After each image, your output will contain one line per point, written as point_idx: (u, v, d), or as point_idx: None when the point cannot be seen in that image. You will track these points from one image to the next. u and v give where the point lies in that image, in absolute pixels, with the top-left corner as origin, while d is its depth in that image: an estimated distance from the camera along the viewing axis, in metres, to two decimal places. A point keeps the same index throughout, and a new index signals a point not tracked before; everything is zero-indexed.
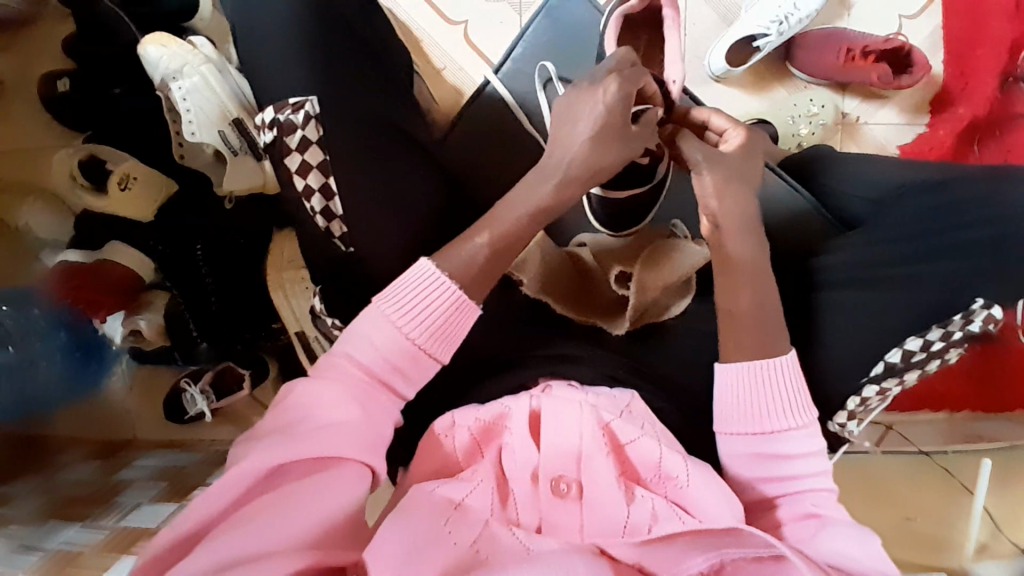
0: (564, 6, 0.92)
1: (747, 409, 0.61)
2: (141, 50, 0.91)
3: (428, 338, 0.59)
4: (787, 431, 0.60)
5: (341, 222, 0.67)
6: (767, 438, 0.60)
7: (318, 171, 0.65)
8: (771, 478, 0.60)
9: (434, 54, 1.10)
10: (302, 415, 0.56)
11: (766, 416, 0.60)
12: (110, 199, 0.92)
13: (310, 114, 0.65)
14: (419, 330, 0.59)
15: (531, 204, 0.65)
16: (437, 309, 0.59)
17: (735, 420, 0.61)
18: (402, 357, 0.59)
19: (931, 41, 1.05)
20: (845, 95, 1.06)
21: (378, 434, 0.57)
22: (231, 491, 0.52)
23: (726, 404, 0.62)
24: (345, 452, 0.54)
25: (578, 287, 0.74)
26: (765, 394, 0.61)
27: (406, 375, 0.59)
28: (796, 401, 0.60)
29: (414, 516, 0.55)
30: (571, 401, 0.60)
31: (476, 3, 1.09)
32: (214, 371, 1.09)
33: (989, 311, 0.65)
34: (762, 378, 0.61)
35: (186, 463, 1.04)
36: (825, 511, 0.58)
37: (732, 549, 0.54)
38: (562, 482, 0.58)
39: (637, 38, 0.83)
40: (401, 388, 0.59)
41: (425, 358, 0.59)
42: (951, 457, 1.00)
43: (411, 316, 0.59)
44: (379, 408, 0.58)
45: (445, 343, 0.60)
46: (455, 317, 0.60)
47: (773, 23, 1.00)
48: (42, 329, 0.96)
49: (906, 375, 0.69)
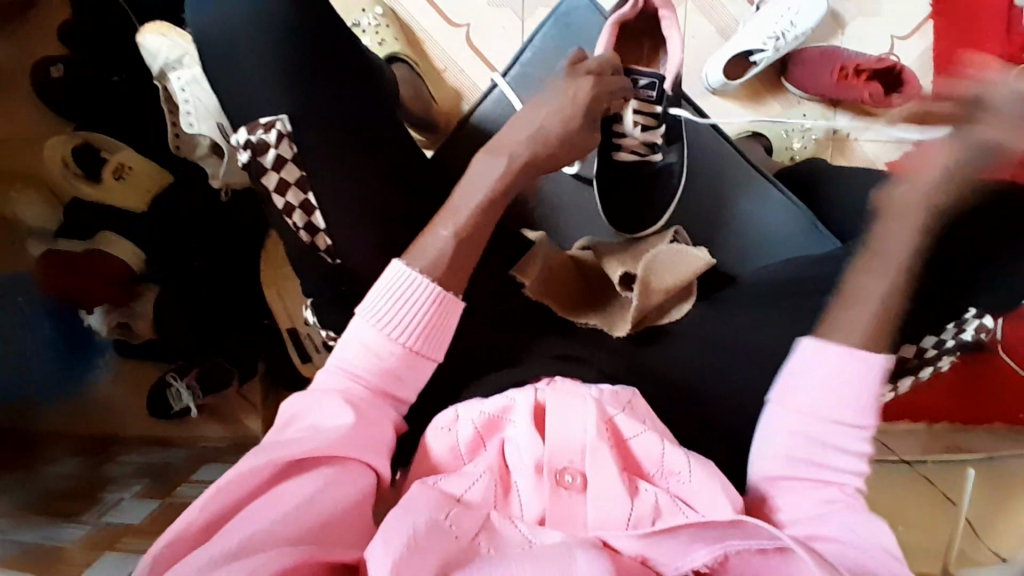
0: (574, 13, 0.87)
1: (816, 394, 0.60)
2: (139, 38, 0.90)
3: (417, 339, 0.60)
4: (846, 424, 0.59)
5: (325, 235, 0.68)
6: (827, 426, 0.59)
7: (297, 188, 0.67)
8: (807, 468, 0.60)
9: (436, 56, 1.10)
10: (307, 425, 0.56)
11: (834, 402, 0.59)
12: (106, 187, 0.92)
13: (282, 132, 0.65)
14: (403, 334, 0.60)
15: (485, 188, 0.65)
16: (421, 307, 0.61)
17: (803, 400, 0.60)
18: (391, 362, 0.60)
19: (921, 62, 1.08)
20: (838, 112, 1.08)
21: (378, 436, 0.57)
22: (242, 487, 0.51)
23: (798, 381, 0.61)
24: (350, 452, 0.55)
25: (576, 288, 0.76)
26: (838, 381, 0.59)
27: (402, 378, 0.61)
28: (867, 397, 0.59)
29: (415, 506, 0.54)
30: (575, 395, 0.62)
31: (479, 8, 1.10)
32: (201, 367, 1.07)
33: (979, 320, 0.69)
34: (850, 369, 0.59)
35: (171, 459, 1.03)
36: (843, 501, 0.58)
37: (735, 539, 0.54)
38: (566, 474, 0.58)
39: (640, 44, 0.85)
40: (396, 392, 0.61)
41: (417, 359, 0.61)
42: (933, 467, 1.03)
43: (398, 320, 0.60)
44: (379, 415, 0.58)
45: (431, 342, 0.61)
46: (439, 313, 0.62)
47: (770, 40, 1.02)
48: (30, 320, 0.95)
49: (901, 380, 0.74)
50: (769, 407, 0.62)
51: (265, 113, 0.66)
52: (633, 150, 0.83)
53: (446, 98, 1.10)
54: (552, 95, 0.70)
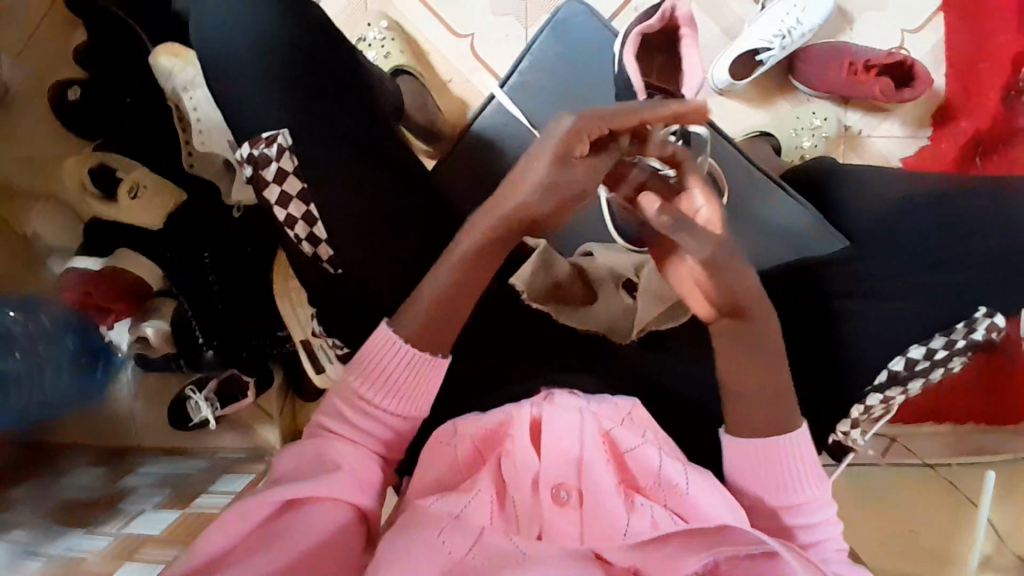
0: (572, 21, 0.86)
1: (761, 479, 0.61)
2: (154, 60, 0.92)
3: (398, 403, 0.62)
4: (790, 481, 0.60)
5: (327, 245, 0.69)
6: (774, 493, 0.60)
7: (299, 201, 0.68)
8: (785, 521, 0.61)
9: (441, 67, 1.11)
10: (292, 472, 0.58)
11: (766, 477, 0.60)
12: (123, 208, 0.94)
13: (284, 146, 0.66)
14: (385, 398, 0.62)
15: (465, 260, 0.61)
16: (400, 371, 0.62)
17: (744, 483, 0.61)
18: (372, 420, 0.62)
19: (932, 57, 1.06)
20: (849, 108, 1.07)
21: (368, 480, 0.60)
22: (245, 519, 0.53)
23: (739, 471, 0.62)
24: (337, 492, 0.57)
25: (582, 296, 0.75)
26: (763, 460, 0.60)
27: (386, 439, 0.63)
28: (788, 459, 0.60)
29: (415, 525, 0.56)
30: (571, 408, 0.62)
31: (482, 16, 1.11)
32: (219, 380, 1.08)
33: (992, 320, 0.65)
34: (781, 454, 0.60)
35: (191, 470, 1.05)
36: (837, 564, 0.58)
37: (726, 547, 0.53)
38: (563, 490, 0.59)
39: (653, 58, 0.79)
40: (381, 447, 0.63)
41: (400, 420, 0.63)
42: (956, 469, 1.01)
43: (379, 386, 0.62)
44: (364, 466, 0.60)
45: (412, 400, 0.63)
46: (420, 375, 0.63)
47: (776, 38, 1.01)
48: (50, 335, 0.96)
49: (910, 384, 0.68)
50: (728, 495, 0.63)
51: (269, 126, 0.66)
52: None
53: (451, 108, 1.12)
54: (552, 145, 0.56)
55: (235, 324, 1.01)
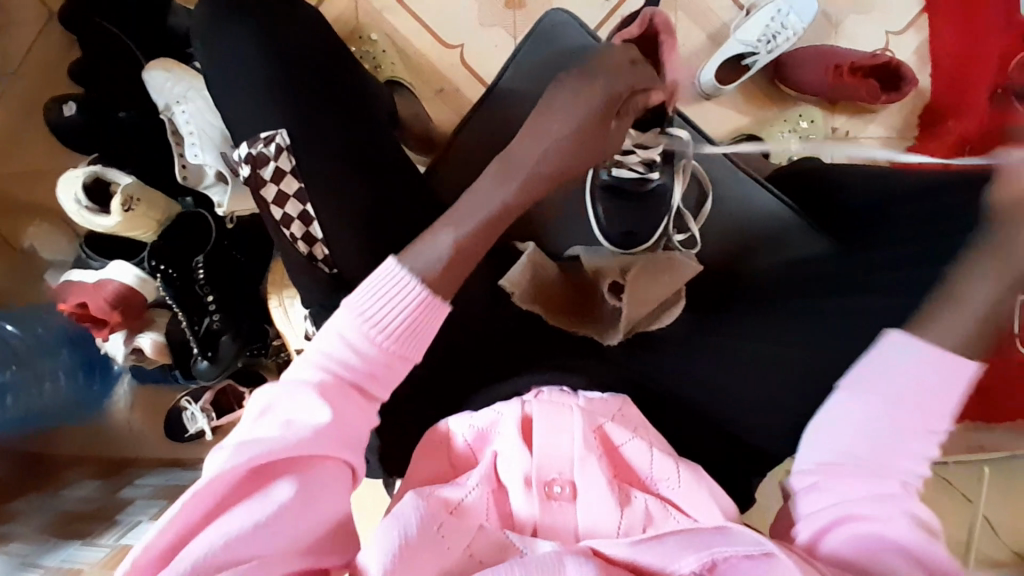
0: (554, 30, 0.92)
1: (892, 391, 0.55)
2: (147, 74, 0.95)
3: (395, 343, 0.59)
4: (911, 423, 0.54)
5: (323, 245, 0.70)
6: (890, 420, 0.54)
7: (295, 201, 0.70)
8: (854, 457, 0.55)
9: (433, 77, 1.13)
10: (282, 417, 0.55)
11: (902, 399, 0.54)
12: (118, 221, 0.89)
13: (281, 146, 0.70)
14: (385, 335, 0.59)
15: (493, 203, 0.62)
16: (401, 313, 0.59)
17: (878, 393, 0.55)
18: (369, 356, 0.59)
19: (919, 56, 1.07)
20: (837, 112, 1.08)
21: (356, 433, 0.58)
22: (234, 476, 0.52)
23: (877, 379, 0.55)
24: (328, 450, 0.55)
25: (568, 299, 0.76)
26: (909, 386, 0.54)
27: (378, 380, 0.59)
28: (938, 402, 0.54)
29: (416, 509, 0.56)
30: (562, 406, 0.63)
31: (471, 26, 1.12)
32: (213, 391, 1.09)
33: None
34: (929, 369, 0.54)
35: (187, 480, 1.05)
36: (901, 503, 0.53)
37: (722, 547, 0.54)
38: (556, 485, 0.60)
39: None
40: (371, 390, 0.59)
41: (394, 360, 0.60)
42: (953, 468, 0.99)
43: (377, 320, 0.59)
44: (356, 409, 0.58)
45: (411, 343, 0.60)
46: (421, 317, 0.60)
47: (761, 42, 1.03)
48: (49, 346, 0.99)
49: None
50: (843, 398, 0.57)
51: (266, 128, 0.70)
52: (631, 167, 0.77)
53: (443, 118, 1.13)
54: (568, 105, 0.64)
55: (250, 318, 1.02)
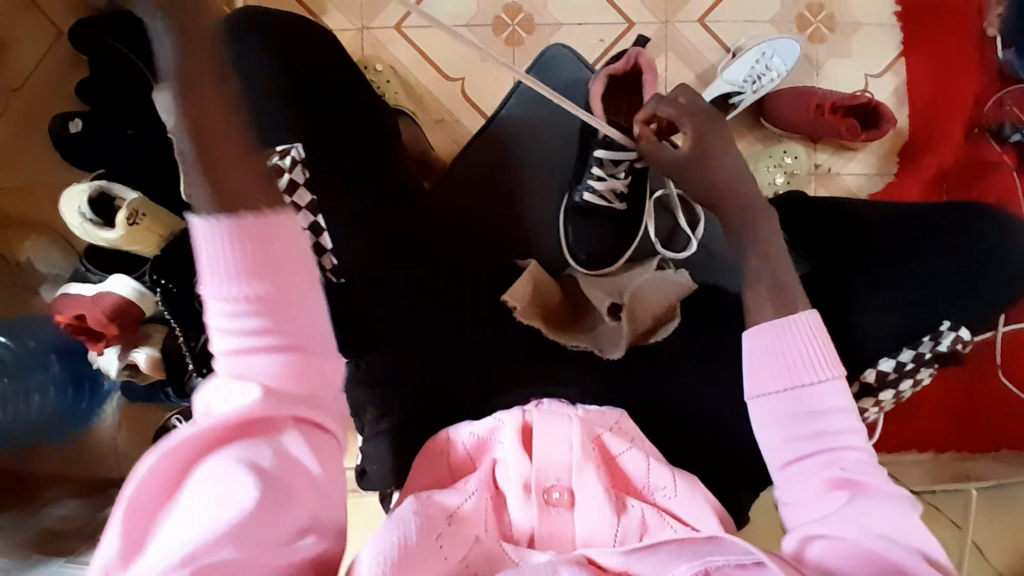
0: (556, 60, 0.93)
1: (774, 371, 0.61)
2: (158, 95, 0.98)
3: (255, 283, 0.52)
4: (810, 387, 0.60)
5: (330, 255, 0.71)
6: (793, 398, 0.60)
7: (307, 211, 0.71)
8: (797, 442, 0.60)
9: (433, 106, 1.17)
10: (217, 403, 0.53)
11: (788, 374, 0.61)
12: (122, 234, 0.90)
13: (297, 159, 0.71)
14: (238, 282, 0.52)
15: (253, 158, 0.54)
16: (240, 255, 0.52)
17: (760, 380, 0.62)
18: (245, 311, 0.52)
19: (896, 96, 1.14)
20: (818, 149, 1.13)
21: (300, 386, 0.54)
22: (181, 455, 0.50)
23: (756, 367, 0.63)
24: (280, 414, 0.53)
25: (564, 316, 0.78)
26: (796, 358, 0.61)
27: (273, 322, 0.53)
28: (818, 356, 0.61)
29: (409, 518, 0.56)
30: (561, 416, 0.65)
31: (472, 59, 1.16)
32: None
33: (957, 332, 0.71)
34: (788, 335, 0.62)
35: None
36: (861, 478, 0.57)
37: (715, 556, 0.54)
38: (554, 491, 0.61)
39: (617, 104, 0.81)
40: (280, 335, 0.53)
41: (268, 294, 0.52)
42: (939, 494, 1.01)
43: (227, 278, 0.52)
44: (270, 364, 0.53)
45: (268, 268, 0.52)
46: (254, 244, 0.52)
47: (746, 83, 1.08)
48: (38, 360, 0.97)
49: (880, 395, 0.73)
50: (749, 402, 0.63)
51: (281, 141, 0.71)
52: (602, 195, 0.79)
53: (442, 146, 1.16)
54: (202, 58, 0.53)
55: None
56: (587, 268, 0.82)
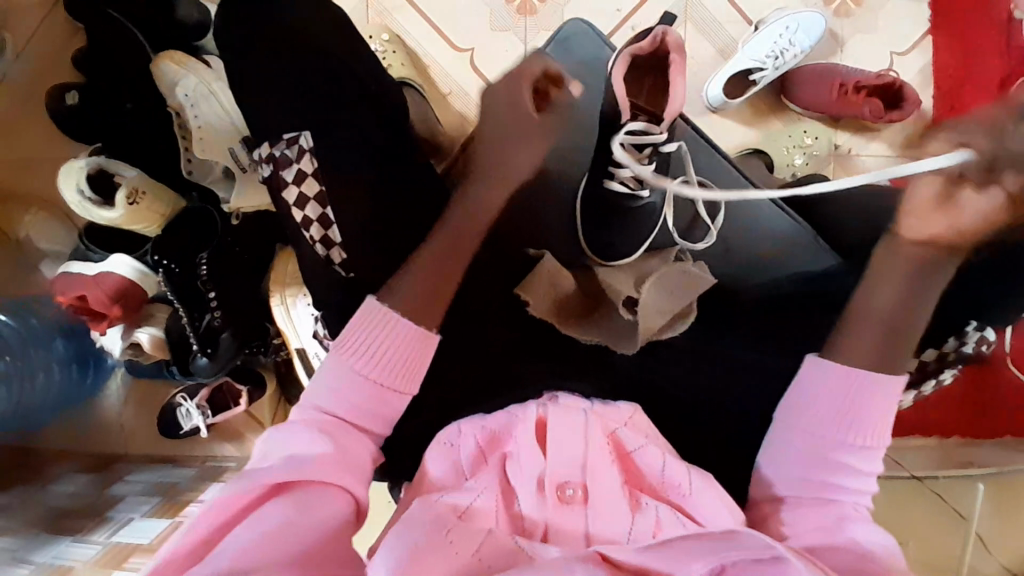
0: (574, 38, 0.89)
1: (830, 413, 0.63)
2: (155, 67, 0.93)
3: (387, 375, 0.62)
4: (854, 441, 0.62)
5: (340, 249, 0.71)
6: (832, 442, 0.62)
7: (315, 203, 0.71)
8: (810, 480, 0.63)
9: (440, 79, 1.12)
10: (280, 450, 0.57)
11: (843, 423, 0.63)
12: (122, 214, 0.88)
13: (304, 148, 0.71)
14: (372, 369, 0.62)
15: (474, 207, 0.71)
16: (388, 344, 0.62)
17: (811, 419, 0.64)
18: (360, 395, 0.61)
19: (921, 76, 1.09)
20: (839, 129, 1.09)
21: (356, 463, 0.59)
22: (250, 490, 0.54)
23: (813, 403, 0.64)
24: (328, 477, 0.56)
25: (582, 310, 0.75)
26: (855, 409, 0.63)
27: (375, 414, 0.62)
28: (877, 420, 0.63)
29: (416, 523, 0.57)
30: (576, 412, 0.64)
31: (482, 30, 1.12)
32: (210, 388, 1.06)
33: (983, 333, 0.71)
34: (859, 387, 0.63)
35: (179, 479, 1.03)
36: (860, 518, 0.60)
37: (732, 550, 0.53)
38: (567, 488, 0.59)
39: (640, 85, 0.74)
40: (368, 424, 0.62)
41: (386, 393, 0.62)
42: (943, 482, 1.01)
43: (366, 360, 0.62)
44: (350, 439, 0.60)
45: (401, 374, 0.63)
46: (405, 347, 0.63)
47: (769, 58, 1.04)
48: (42, 339, 0.95)
49: (904, 396, 0.76)
50: (783, 426, 0.65)
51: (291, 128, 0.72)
52: (623, 181, 0.74)
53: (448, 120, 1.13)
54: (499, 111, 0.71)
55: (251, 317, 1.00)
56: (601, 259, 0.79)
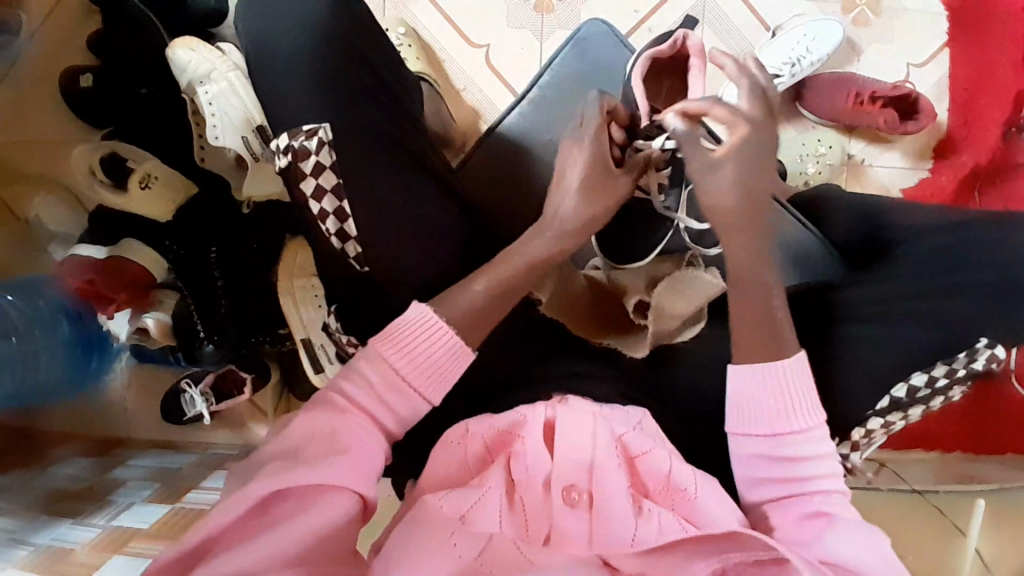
0: (593, 38, 0.88)
1: (760, 410, 0.61)
2: (170, 53, 0.93)
3: (423, 379, 0.60)
4: (793, 431, 0.61)
5: (356, 242, 0.68)
6: (775, 436, 0.61)
7: (333, 195, 0.66)
8: (775, 480, 0.61)
9: (455, 74, 1.12)
10: (293, 445, 0.56)
11: (770, 415, 0.61)
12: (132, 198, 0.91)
13: (324, 141, 0.66)
14: (410, 370, 0.60)
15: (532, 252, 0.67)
16: (431, 350, 0.61)
17: (743, 420, 0.62)
18: (393, 396, 0.60)
19: (936, 89, 1.09)
20: (852, 138, 1.09)
21: (370, 465, 0.56)
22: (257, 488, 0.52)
23: (742, 405, 0.62)
24: (338, 477, 0.54)
25: (590, 309, 0.75)
26: (776, 398, 0.61)
27: (398, 412, 0.60)
28: (801, 401, 0.61)
29: (423, 523, 0.56)
30: (585, 414, 0.63)
31: (498, 26, 1.12)
32: (215, 375, 1.06)
33: (992, 350, 0.66)
34: (772, 379, 0.62)
35: (180, 464, 1.03)
36: (834, 510, 0.58)
37: (733, 552, 0.54)
38: (573, 491, 0.60)
39: (660, 85, 0.77)
40: (388, 422, 0.60)
41: (415, 395, 0.60)
42: (942, 497, 1.01)
43: (405, 359, 0.60)
44: (369, 435, 0.58)
45: (436, 379, 0.61)
46: (447, 357, 0.62)
47: (785, 66, 1.03)
48: (47, 320, 0.95)
49: (911, 410, 0.70)
50: (730, 434, 0.63)
51: (309, 118, 0.65)
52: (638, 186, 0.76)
53: (461, 115, 1.12)
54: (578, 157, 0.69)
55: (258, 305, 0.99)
56: (615, 261, 0.77)
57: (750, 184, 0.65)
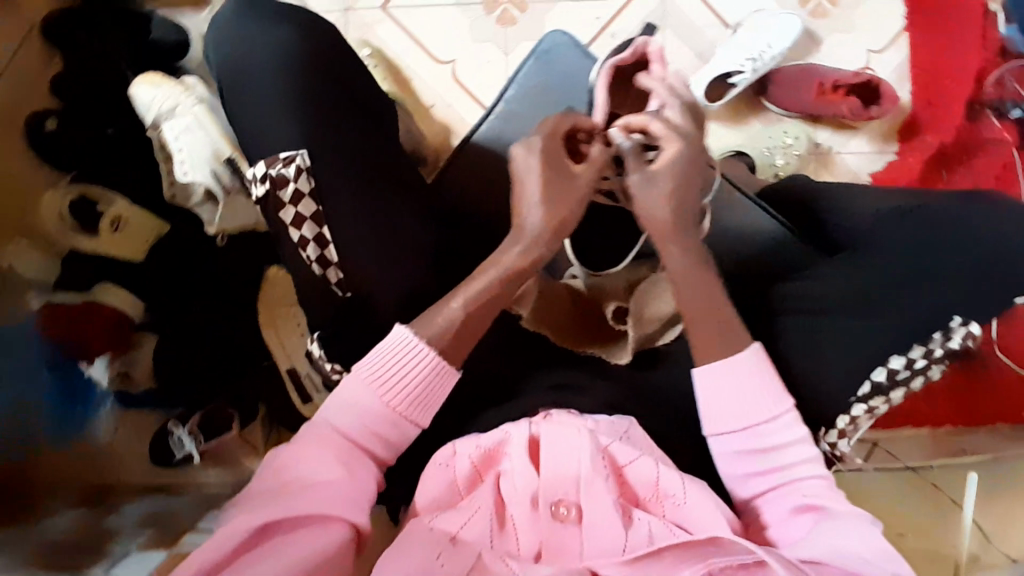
0: (555, 50, 0.90)
1: (733, 406, 0.62)
2: (134, 92, 0.93)
3: (408, 405, 0.60)
4: (766, 421, 0.61)
5: (337, 267, 0.66)
6: (751, 431, 0.61)
7: (313, 222, 0.65)
8: (758, 474, 0.62)
9: (424, 91, 1.12)
10: (276, 481, 0.56)
11: (746, 410, 0.62)
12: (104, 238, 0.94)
13: (301, 167, 0.65)
14: (394, 397, 0.60)
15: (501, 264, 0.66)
16: (412, 376, 0.60)
17: (721, 417, 0.62)
18: (379, 424, 0.59)
19: (897, 73, 1.11)
20: (818, 126, 1.11)
21: (363, 494, 0.57)
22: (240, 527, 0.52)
23: (713, 403, 0.63)
24: (321, 510, 0.54)
25: (573, 316, 0.75)
26: (749, 393, 0.62)
27: (387, 440, 0.60)
28: (771, 390, 0.62)
29: (411, 547, 0.56)
30: (570, 426, 0.62)
31: (464, 42, 1.12)
32: (202, 413, 1.02)
33: (967, 328, 0.67)
34: (739, 373, 0.62)
35: (174, 508, 0.96)
36: (823, 501, 0.58)
37: (716, 557, 0.55)
38: (562, 506, 0.60)
39: (626, 95, 0.77)
40: (377, 450, 0.60)
41: (402, 421, 0.60)
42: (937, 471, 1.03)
43: (388, 386, 0.60)
44: (358, 464, 0.58)
45: (422, 405, 0.61)
46: (433, 381, 0.61)
47: (749, 61, 1.05)
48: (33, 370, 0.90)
49: (892, 393, 0.69)
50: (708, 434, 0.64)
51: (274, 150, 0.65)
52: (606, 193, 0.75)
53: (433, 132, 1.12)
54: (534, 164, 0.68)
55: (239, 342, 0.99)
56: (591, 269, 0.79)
57: (681, 199, 0.67)
